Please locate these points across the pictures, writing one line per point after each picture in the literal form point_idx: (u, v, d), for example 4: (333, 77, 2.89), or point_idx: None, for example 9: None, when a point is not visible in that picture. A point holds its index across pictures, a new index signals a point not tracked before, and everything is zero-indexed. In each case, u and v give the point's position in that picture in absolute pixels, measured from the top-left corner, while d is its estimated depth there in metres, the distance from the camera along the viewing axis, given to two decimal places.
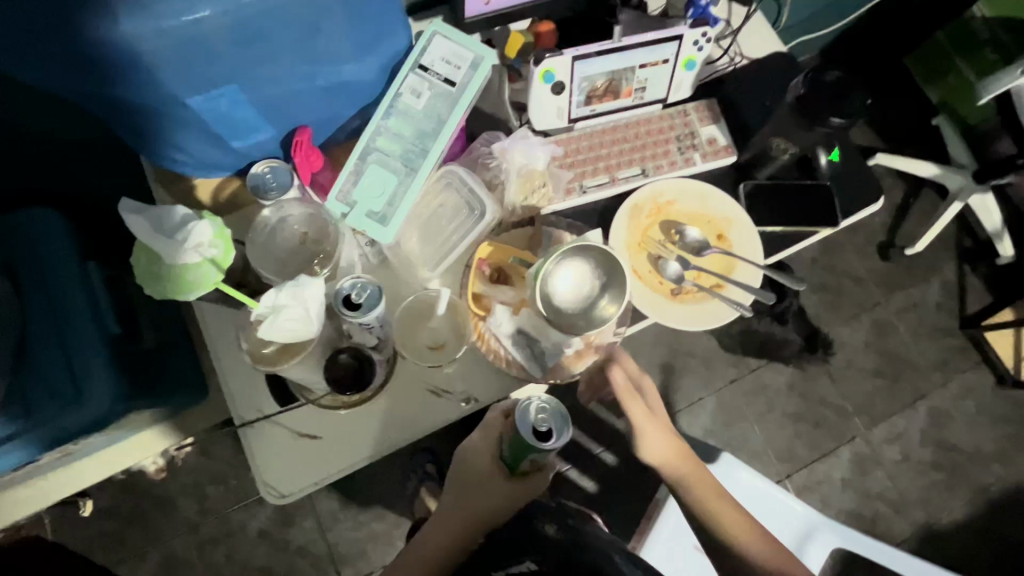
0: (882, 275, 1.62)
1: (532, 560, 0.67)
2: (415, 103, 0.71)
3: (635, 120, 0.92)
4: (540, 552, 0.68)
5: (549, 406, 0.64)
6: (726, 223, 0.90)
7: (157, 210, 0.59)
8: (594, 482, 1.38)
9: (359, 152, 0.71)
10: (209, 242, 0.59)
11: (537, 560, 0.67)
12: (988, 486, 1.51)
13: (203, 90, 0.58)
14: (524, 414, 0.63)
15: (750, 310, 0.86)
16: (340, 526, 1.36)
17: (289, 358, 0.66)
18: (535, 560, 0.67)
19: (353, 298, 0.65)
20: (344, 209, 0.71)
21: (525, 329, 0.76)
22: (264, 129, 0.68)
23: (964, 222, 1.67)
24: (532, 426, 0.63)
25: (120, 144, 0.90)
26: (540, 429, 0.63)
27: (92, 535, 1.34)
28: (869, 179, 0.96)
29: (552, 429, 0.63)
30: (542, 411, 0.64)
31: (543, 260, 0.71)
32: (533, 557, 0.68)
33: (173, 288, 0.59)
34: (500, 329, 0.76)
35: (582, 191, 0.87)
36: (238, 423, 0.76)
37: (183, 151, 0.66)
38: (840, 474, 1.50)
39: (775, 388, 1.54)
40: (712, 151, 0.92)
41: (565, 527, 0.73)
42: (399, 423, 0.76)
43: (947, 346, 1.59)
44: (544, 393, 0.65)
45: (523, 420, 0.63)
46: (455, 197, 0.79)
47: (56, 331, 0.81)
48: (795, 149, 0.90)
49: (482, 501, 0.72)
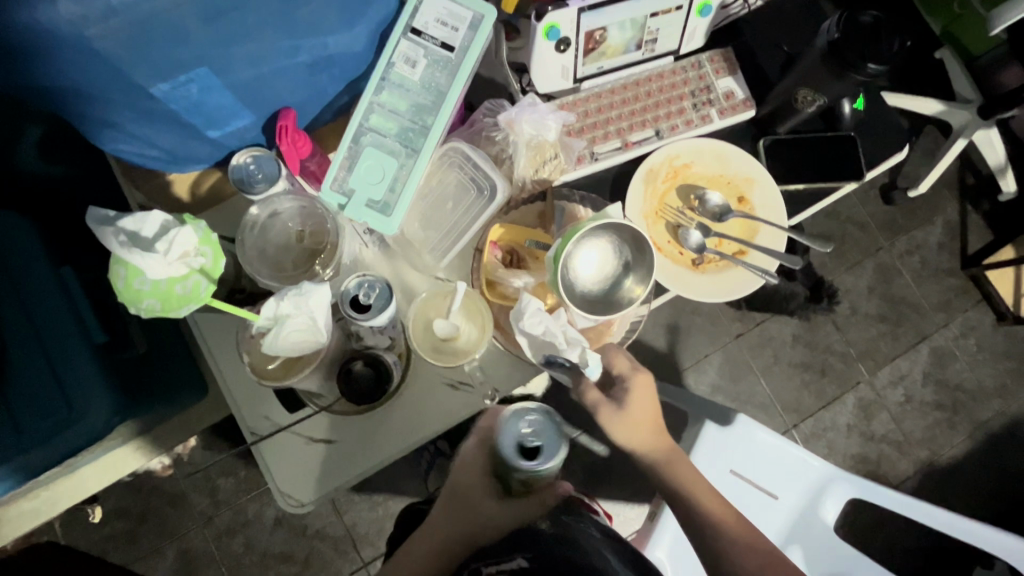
0: (884, 219, 1.59)
1: (524, 558, 0.64)
2: (409, 73, 0.63)
3: (646, 76, 0.84)
4: (534, 549, 0.65)
5: (537, 420, 0.63)
6: (747, 183, 0.84)
7: (130, 219, 0.53)
8: (605, 446, 1.37)
9: (350, 134, 0.64)
10: (196, 250, 0.54)
11: (528, 557, 0.64)
12: (989, 420, 1.53)
13: (169, 77, 0.50)
14: (510, 426, 0.63)
15: (776, 276, 0.80)
16: (357, 507, 1.36)
17: (299, 370, 0.60)
18: (526, 557, 0.64)
19: (362, 299, 0.60)
20: (340, 200, 0.64)
21: (552, 329, 0.65)
22: (243, 115, 0.60)
23: (966, 159, 1.63)
24: (518, 438, 0.62)
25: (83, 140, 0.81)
26: (527, 442, 0.62)
27: (104, 536, 1.32)
28: (899, 127, 0.90)
29: (540, 444, 0.62)
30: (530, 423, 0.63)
31: (564, 240, 0.64)
32: (526, 553, 0.65)
33: (159, 304, 0.53)
34: (529, 324, 0.64)
35: (593, 158, 0.81)
36: (248, 436, 0.72)
37: (153, 144, 0.58)
38: (845, 419, 1.51)
39: (781, 341, 1.52)
40: (730, 105, 0.85)
41: (561, 522, 0.69)
42: (419, 422, 0.72)
43: (949, 287, 1.58)
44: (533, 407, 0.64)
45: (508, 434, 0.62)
46: (459, 176, 0.73)
47: (34, 339, 0.68)
48: (823, 99, 0.81)
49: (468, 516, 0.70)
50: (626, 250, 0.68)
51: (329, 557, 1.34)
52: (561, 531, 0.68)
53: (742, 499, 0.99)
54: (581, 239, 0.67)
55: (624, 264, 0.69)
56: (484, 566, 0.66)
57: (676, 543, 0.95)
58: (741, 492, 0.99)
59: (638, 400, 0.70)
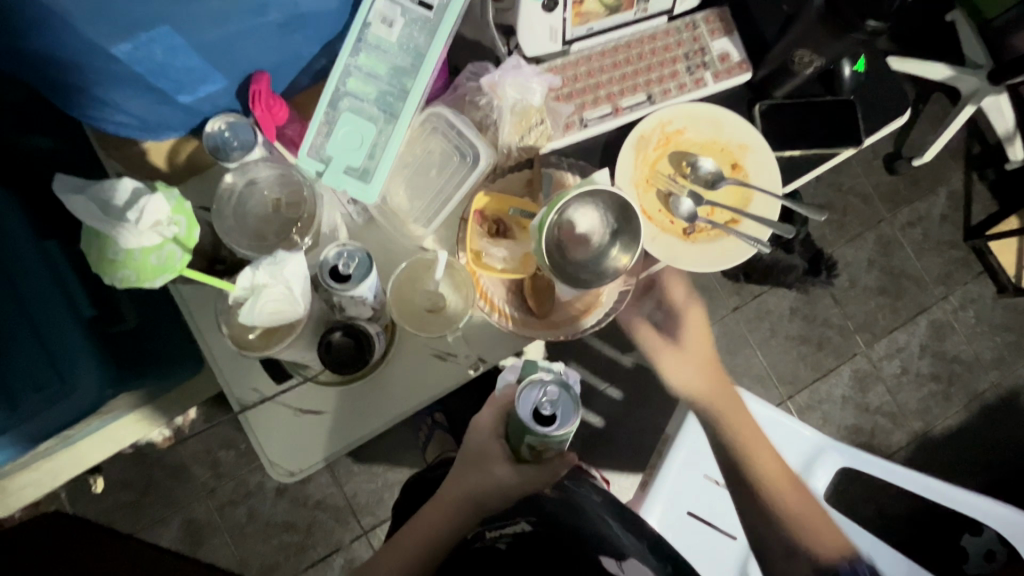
0: (887, 190, 1.56)
1: (527, 521, 0.66)
2: (387, 33, 0.61)
3: (639, 38, 0.82)
4: (536, 513, 0.66)
5: (556, 391, 0.59)
6: (740, 149, 0.81)
7: (98, 188, 0.51)
8: (601, 417, 1.39)
9: (327, 99, 0.62)
10: (168, 219, 0.53)
11: (532, 521, 0.66)
12: (984, 392, 1.53)
13: (130, 36, 0.48)
14: (526, 396, 0.59)
15: (768, 246, 0.79)
16: (356, 478, 1.38)
17: (279, 340, 0.60)
18: (530, 521, 0.66)
19: (341, 269, 0.59)
20: (318, 167, 0.62)
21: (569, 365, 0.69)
22: (214, 78, 0.58)
23: (974, 126, 1.59)
24: (534, 406, 0.58)
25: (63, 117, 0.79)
26: (543, 411, 0.58)
27: (109, 506, 1.34)
28: (900, 91, 0.87)
29: (556, 414, 0.58)
30: (547, 389, 0.58)
31: (548, 209, 0.63)
32: (529, 518, 0.66)
33: (135, 274, 0.53)
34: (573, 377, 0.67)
35: (582, 124, 0.78)
36: (237, 408, 0.72)
37: (123, 112, 0.56)
38: (841, 391, 1.51)
39: (779, 313, 1.51)
40: (725, 68, 0.82)
41: (565, 488, 0.70)
42: (404, 392, 0.72)
43: (951, 258, 1.56)
44: (551, 376, 0.59)
45: (523, 402, 0.58)
46: (442, 143, 0.71)
47: (18, 309, 0.66)
48: (821, 61, 0.78)
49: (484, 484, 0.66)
50: (614, 215, 0.67)
51: (331, 527, 1.37)
52: (564, 496, 0.68)
53: None
54: (568, 206, 0.65)
55: (609, 230, 0.68)
56: (487, 530, 0.68)
57: (671, 508, 0.97)
58: None
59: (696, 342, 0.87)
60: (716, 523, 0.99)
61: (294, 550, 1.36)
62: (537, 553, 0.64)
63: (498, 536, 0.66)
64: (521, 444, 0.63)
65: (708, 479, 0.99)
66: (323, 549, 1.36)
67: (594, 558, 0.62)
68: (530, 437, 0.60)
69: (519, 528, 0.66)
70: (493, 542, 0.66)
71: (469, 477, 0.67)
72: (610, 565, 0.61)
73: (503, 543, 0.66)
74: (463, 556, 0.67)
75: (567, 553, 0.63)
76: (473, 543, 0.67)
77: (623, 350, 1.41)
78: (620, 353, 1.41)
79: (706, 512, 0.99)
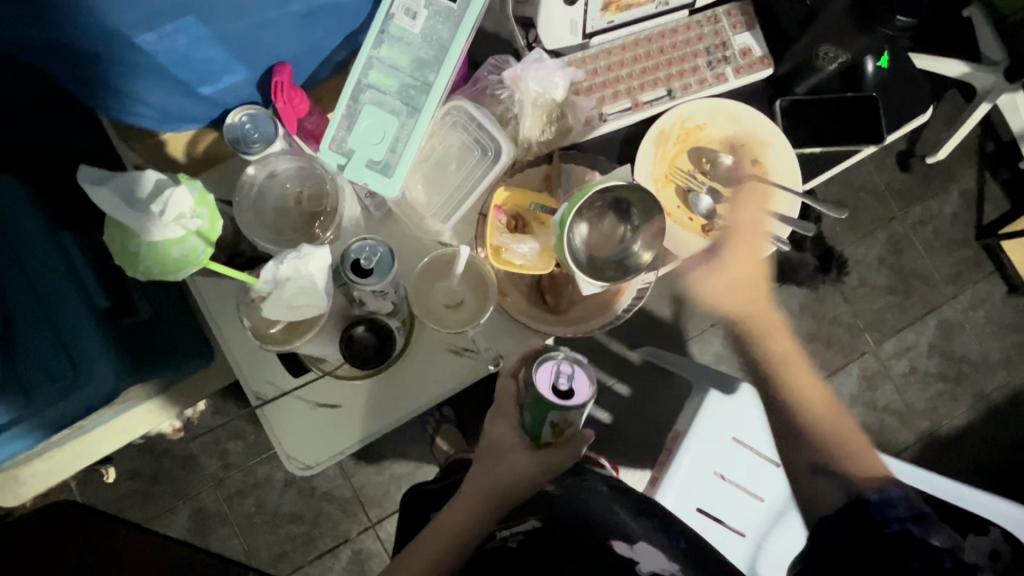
0: (899, 187, 1.54)
1: (536, 519, 0.64)
2: (409, 25, 0.61)
3: (659, 32, 0.81)
4: (544, 510, 0.65)
5: (570, 362, 0.62)
6: (761, 146, 0.80)
7: (123, 179, 0.51)
8: (608, 413, 1.39)
9: (349, 92, 0.61)
10: (191, 212, 0.52)
11: (541, 518, 0.64)
12: (991, 392, 1.53)
13: (154, 26, 0.47)
14: (541, 371, 0.61)
15: (787, 244, 0.79)
16: (363, 471, 1.38)
17: (300, 335, 0.60)
18: (539, 518, 0.64)
19: (363, 263, 0.59)
20: (340, 160, 0.62)
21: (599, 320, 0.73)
22: (235, 69, 0.57)
23: (988, 124, 1.57)
24: (552, 381, 0.61)
25: (79, 107, 0.79)
26: (560, 385, 0.61)
27: (118, 496, 1.35)
28: (921, 88, 0.86)
29: (572, 384, 0.61)
30: (561, 363, 0.61)
31: (572, 201, 0.62)
32: (538, 515, 0.65)
33: (158, 267, 0.52)
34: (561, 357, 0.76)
35: (602, 118, 0.77)
36: (254, 401, 0.72)
37: (144, 102, 0.55)
38: (848, 389, 1.50)
39: (788, 311, 1.50)
40: (746, 63, 0.81)
41: (568, 482, 0.69)
42: (421, 387, 0.72)
43: (962, 258, 1.55)
44: (566, 350, 0.62)
45: (539, 377, 0.61)
46: (461, 136, 0.71)
47: (35, 300, 0.66)
48: (845, 56, 0.78)
49: (506, 474, 0.67)
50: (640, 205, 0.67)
51: (338, 518, 1.38)
52: (571, 491, 0.68)
53: (744, 467, 0.99)
54: (592, 197, 0.65)
55: (634, 225, 0.67)
56: (498, 530, 0.67)
57: (680, 503, 0.97)
58: (743, 461, 0.99)
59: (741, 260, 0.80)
60: (725, 519, 0.98)
61: (301, 541, 1.37)
62: (548, 546, 0.61)
63: (508, 535, 0.64)
64: (541, 425, 0.65)
65: (716, 476, 0.98)
66: (330, 540, 1.37)
67: (605, 543, 0.60)
68: (551, 414, 0.62)
69: (529, 526, 0.64)
70: (505, 541, 0.65)
71: (490, 469, 0.68)
72: (622, 547, 0.60)
73: (514, 541, 0.64)
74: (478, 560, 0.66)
75: (577, 545, 0.60)
76: (487, 544, 0.66)
77: (632, 346, 1.41)
78: (628, 349, 1.40)
79: (713, 507, 0.98)
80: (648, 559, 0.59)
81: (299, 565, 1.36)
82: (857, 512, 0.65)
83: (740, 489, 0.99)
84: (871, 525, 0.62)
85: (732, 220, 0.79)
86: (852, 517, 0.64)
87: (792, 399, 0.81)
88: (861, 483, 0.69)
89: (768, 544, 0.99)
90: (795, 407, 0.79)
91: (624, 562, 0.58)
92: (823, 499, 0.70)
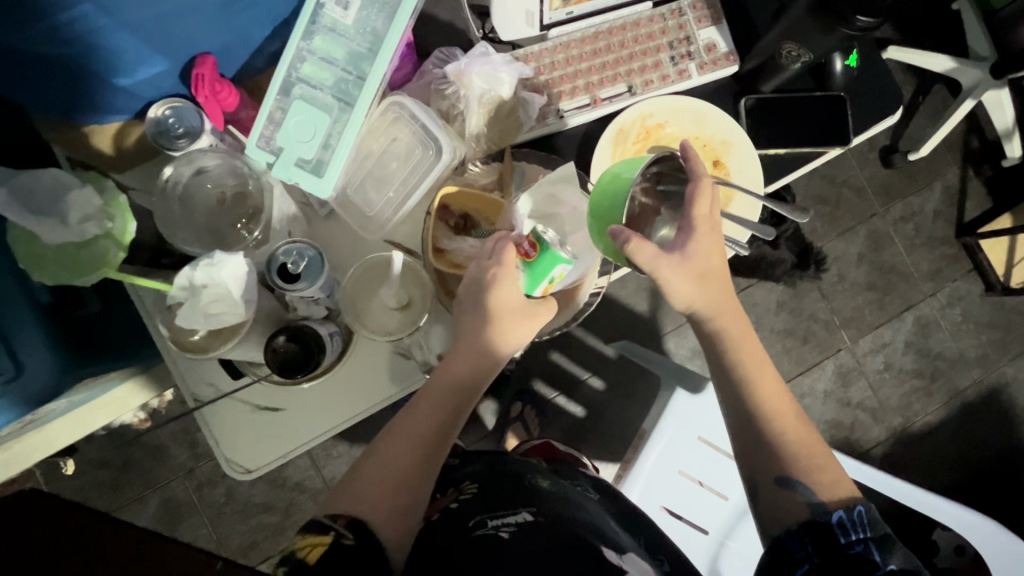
0: (881, 183, 1.52)
1: (530, 512, 0.62)
2: (342, 16, 0.58)
3: (621, 24, 0.78)
4: (537, 504, 0.63)
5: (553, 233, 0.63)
6: (723, 146, 0.77)
7: (22, 180, 0.52)
8: (582, 406, 1.38)
9: (278, 85, 0.58)
10: (100, 212, 0.54)
11: (534, 512, 0.62)
12: (964, 389, 1.53)
13: (47, 15, 0.43)
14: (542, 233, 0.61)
15: (746, 249, 0.70)
16: (334, 462, 1.37)
17: (224, 341, 0.57)
18: (531, 512, 0.62)
19: (290, 268, 0.58)
20: (269, 159, 0.59)
21: (602, 285, 0.73)
22: (154, 60, 0.54)
23: (973, 121, 1.55)
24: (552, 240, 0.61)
25: None
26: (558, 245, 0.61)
27: (84, 486, 1.33)
28: (895, 86, 0.84)
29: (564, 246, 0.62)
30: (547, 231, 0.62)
31: (630, 179, 0.59)
32: (530, 509, 0.63)
33: (66, 270, 0.53)
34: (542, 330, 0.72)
35: (559, 115, 0.74)
36: (193, 404, 0.70)
37: (49, 96, 0.52)
38: (823, 385, 1.50)
39: (764, 306, 1.49)
40: (711, 59, 0.79)
41: (559, 483, 0.71)
42: (365, 391, 0.71)
43: (941, 255, 1.54)
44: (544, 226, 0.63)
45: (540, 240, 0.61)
46: (407, 132, 0.68)
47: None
48: (809, 55, 0.73)
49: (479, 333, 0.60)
50: (674, 183, 0.64)
51: (310, 508, 1.37)
52: (561, 491, 0.69)
53: (710, 465, 0.97)
54: (643, 175, 0.62)
55: (667, 207, 0.64)
56: (487, 519, 0.61)
57: (644, 499, 0.97)
58: (708, 460, 0.97)
59: (705, 242, 0.61)
60: (684, 515, 0.99)
61: (271, 531, 1.36)
62: (545, 538, 0.59)
63: (500, 525, 0.60)
64: (540, 282, 0.62)
65: (680, 474, 0.97)
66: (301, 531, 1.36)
67: (596, 547, 0.59)
68: (555, 268, 0.62)
69: (521, 519, 0.61)
70: (495, 530, 0.59)
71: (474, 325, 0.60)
72: (613, 554, 0.59)
73: (506, 531, 0.59)
74: (461, 550, 0.58)
75: (574, 540, 0.59)
76: (472, 531, 0.60)
77: (607, 341, 1.39)
78: (602, 343, 1.39)
79: (676, 505, 0.99)
80: (635, 568, 0.59)
81: (270, 555, 1.35)
82: (821, 527, 0.57)
83: (704, 487, 0.98)
84: (833, 544, 0.55)
85: (698, 215, 0.61)
86: (816, 538, 0.56)
87: (769, 434, 0.62)
88: (831, 495, 0.59)
89: (729, 543, 1.00)
90: (752, 411, 0.63)
91: (614, 565, 0.57)
92: (788, 510, 0.59)
